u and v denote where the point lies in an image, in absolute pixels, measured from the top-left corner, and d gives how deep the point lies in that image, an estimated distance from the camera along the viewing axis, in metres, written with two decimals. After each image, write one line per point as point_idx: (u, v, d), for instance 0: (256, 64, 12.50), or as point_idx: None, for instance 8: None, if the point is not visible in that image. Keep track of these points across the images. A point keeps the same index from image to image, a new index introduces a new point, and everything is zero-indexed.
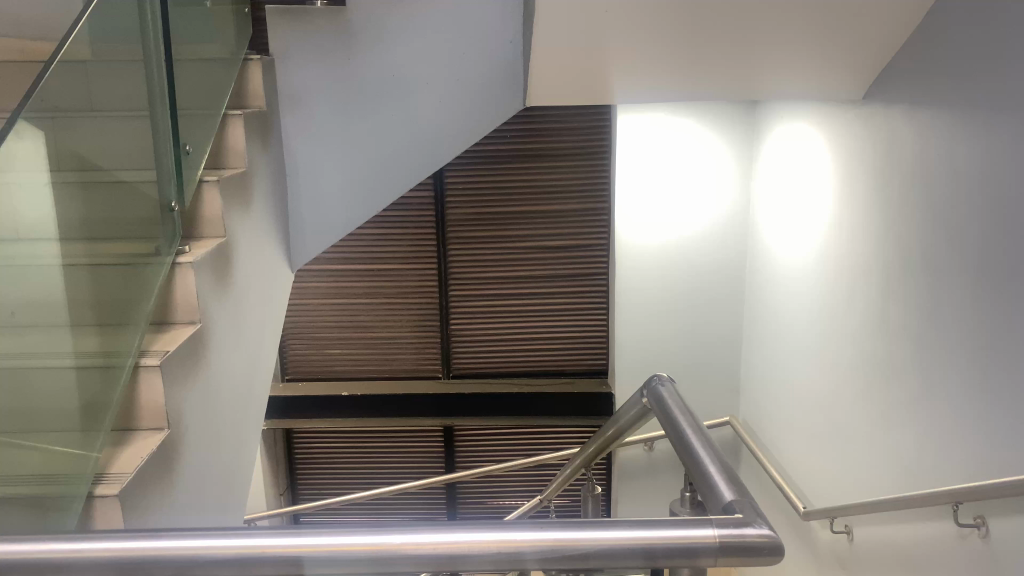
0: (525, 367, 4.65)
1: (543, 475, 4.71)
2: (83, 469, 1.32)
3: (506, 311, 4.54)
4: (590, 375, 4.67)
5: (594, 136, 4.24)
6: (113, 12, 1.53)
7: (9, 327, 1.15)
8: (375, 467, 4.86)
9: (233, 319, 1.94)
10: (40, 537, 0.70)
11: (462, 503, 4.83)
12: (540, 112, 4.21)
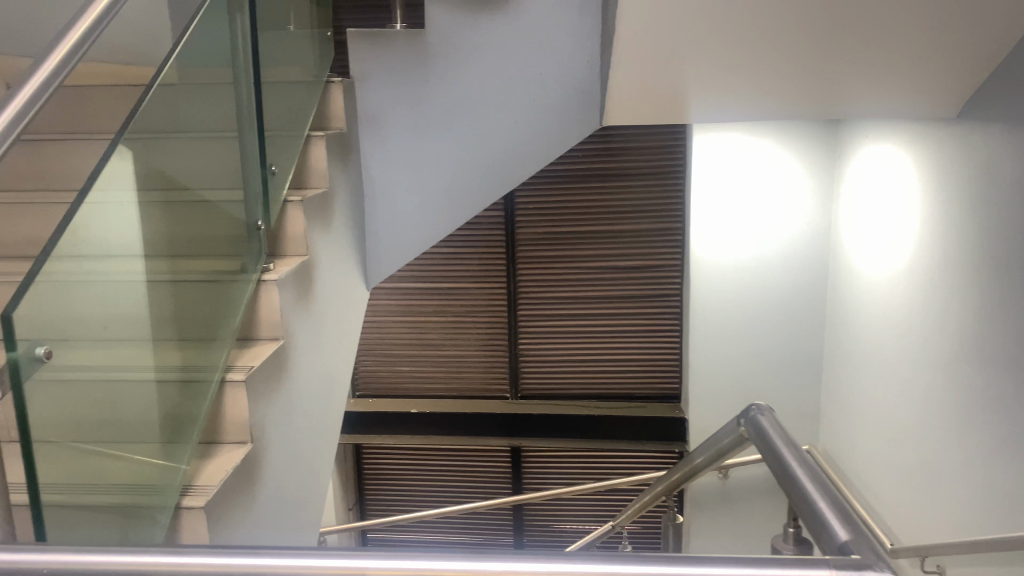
0: (593, 388, 4.61)
1: (611, 500, 4.64)
2: (169, 482, 1.36)
3: (574, 332, 4.51)
4: (660, 398, 4.59)
5: (669, 156, 4.19)
6: (207, 39, 1.58)
7: (100, 339, 1.19)
8: (441, 486, 4.87)
9: (314, 336, 1.97)
10: (146, 550, 0.71)
11: (528, 525, 4.81)
12: (615, 131, 4.19)
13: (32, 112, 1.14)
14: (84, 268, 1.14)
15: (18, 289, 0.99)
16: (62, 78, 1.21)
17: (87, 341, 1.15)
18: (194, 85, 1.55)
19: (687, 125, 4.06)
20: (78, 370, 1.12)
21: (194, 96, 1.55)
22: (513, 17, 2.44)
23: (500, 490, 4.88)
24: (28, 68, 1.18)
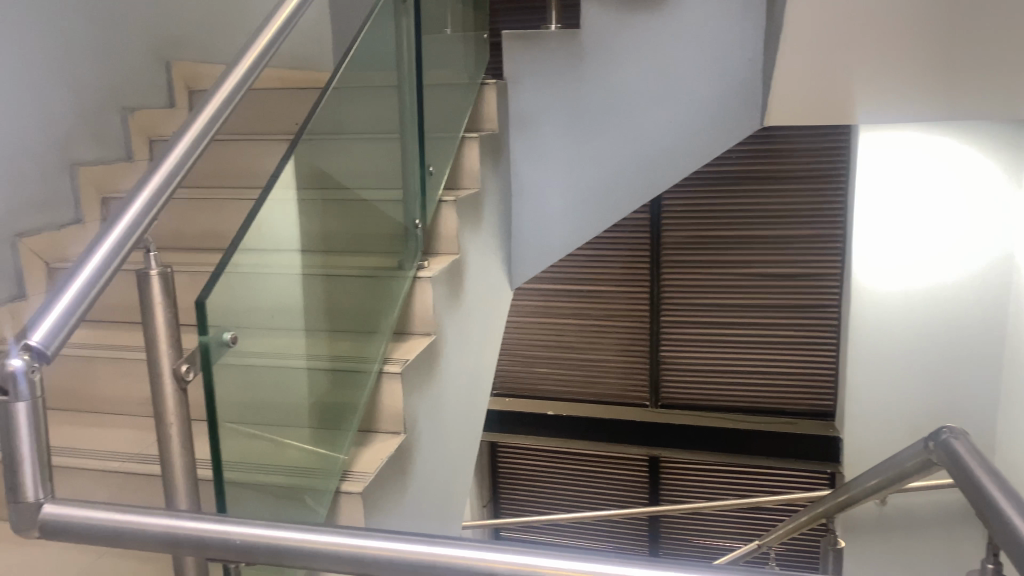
0: (736, 401, 4.46)
1: (752, 519, 4.47)
2: (331, 467, 1.44)
3: (718, 340, 4.38)
4: (812, 416, 4.37)
5: (831, 160, 3.99)
6: (375, 43, 1.65)
7: (269, 328, 1.25)
8: (575, 491, 4.87)
9: (464, 332, 2.02)
10: (347, 533, 0.80)
11: (663, 537, 4.72)
12: (777, 132, 4.05)
13: (230, 106, 1.23)
14: (260, 259, 1.21)
15: (211, 275, 1.08)
16: (253, 77, 1.30)
17: (259, 330, 1.22)
18: (360, 86, 1.62)
19: (852, 126, 3.85)
20: (253, 358, 1.19)
21: (359, 98, 1.62)
22: (670, 16, 2.39)
23: (635, 499, 4.81)
24: (224, 69, 1.28)
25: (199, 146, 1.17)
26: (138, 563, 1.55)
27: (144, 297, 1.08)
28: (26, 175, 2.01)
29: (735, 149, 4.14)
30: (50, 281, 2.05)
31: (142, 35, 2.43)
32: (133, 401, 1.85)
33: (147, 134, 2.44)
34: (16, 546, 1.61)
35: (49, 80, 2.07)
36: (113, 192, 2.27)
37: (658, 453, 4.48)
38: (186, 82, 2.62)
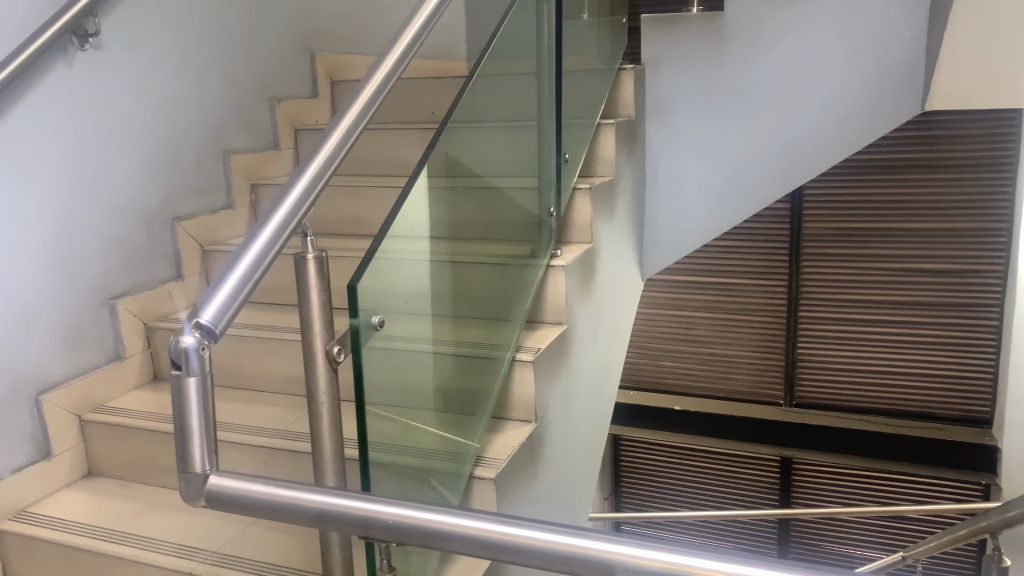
0: (879, 404, 4.26)
1: (893, 528, 4.24)
2: (465, 453, 1.46)
3: (861, 340, 4.19)
4: (965, 423, 4.09)
5: (994, 146, 3.74)
6: (518, 31, 1.65)
7: (406, 313, 1.27)
8: (700, 488, 4.80)
9: (594, 324, 1.99)
10: (498, 519, 0.79)
11: (794, 541, 4.57)
12: (941, 117, 3.80)
13: (381, 97, 1.27)
14: (404, 246, 1.24)
15: (361, 262, 1.11)
16: (404, 65, 1.32)
17: (399, 315, 1.24)
18: (499, 75, 1.62)
19: None
20: (392, 342, 1.22)
21: (500, 86, 1.63)
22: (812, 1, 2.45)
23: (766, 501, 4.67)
24: (376, 60, 1.31)
25: (352, 135, 1.21)
26: (280, 535, 1.62)
27: (300, 280, 1.15)
28: (185, 162, 2.15)
29: (890, 136, 3.92)
30: (205, 262, 2.20)
31: (289, 28, 2.54)
32: (277, 379, 1.95)
33: (293, 124, 2.54)
34: (174, 512, 1.72)
35: (206, 73, 2.20)
36: (262, 179, 2.39)
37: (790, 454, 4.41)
38: (330, 72, 2.71)
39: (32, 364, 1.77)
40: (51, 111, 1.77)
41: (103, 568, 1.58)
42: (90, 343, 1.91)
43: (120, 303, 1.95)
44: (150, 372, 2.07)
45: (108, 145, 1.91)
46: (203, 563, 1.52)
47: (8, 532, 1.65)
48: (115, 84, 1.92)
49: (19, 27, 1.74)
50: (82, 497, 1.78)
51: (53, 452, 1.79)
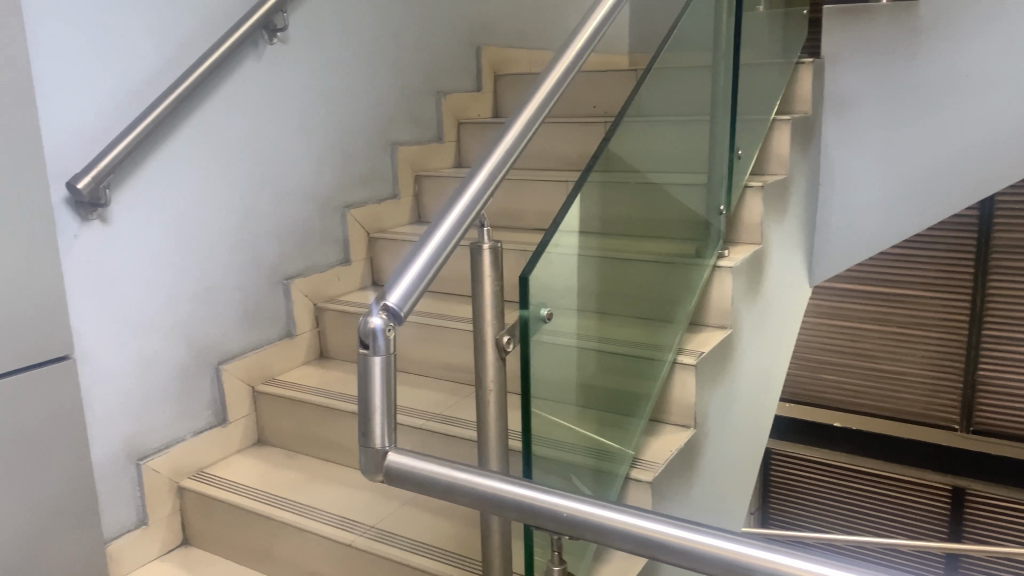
0: None
1: None
2: (622, 454, 1.44)
3: None
4: None
5: None
6: (694, 24, 1.61)
7: (572, 310, 1.25)
8: (858, 511, 4.74)
9: (758, 329, 1.90)
10: (679, 523, 0.75)
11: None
12: None
13: (560, 88, 1.26)
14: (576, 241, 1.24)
15: (534, 253, 1.11)
16: (584, 58, 1.31)
17: (564, 310, 1.22)
18: (676, 68, 1.58)
19: None
20: (557, 336, 1.20)
21: (676, 79, 1.58)
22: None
23: (929, 536, 4.46)
24: (556, 53, 1.30)
25: (531, 127, 1.21)
26: (434, 516, 1.65)
27: (475, 269, 1.16)
28: (359, 152, 2.25)
29: None
30: (371, 248, 2.29)
31: (459, 23, 2.59)
32: (435, 364, 1.99)
33: (456, 117, 2.58)
34: (335, 486, 1.79)
35: (379, 66, 2.28)
36: (425, 170, 2.45)
37: (965, 483, 4.31)
38: (495, 66, 2.74)
39: (215, 335, 1.90)
40: (241, 101, 1.88)
41: (272, 531, 1.67)
42: (266, 318, 2.03)
43: (293, 283, 2.07)
44: (317, 349, 2.18)
45: (289, 133, 2.02)
46: (361, 536, 1.58)
47: (187, 490, 1.81)
48: (297, 75, 2.02)
49: (217, 23, 1.87)
50: (251, 463, 1.91)
51: (229, 420, 1.94)
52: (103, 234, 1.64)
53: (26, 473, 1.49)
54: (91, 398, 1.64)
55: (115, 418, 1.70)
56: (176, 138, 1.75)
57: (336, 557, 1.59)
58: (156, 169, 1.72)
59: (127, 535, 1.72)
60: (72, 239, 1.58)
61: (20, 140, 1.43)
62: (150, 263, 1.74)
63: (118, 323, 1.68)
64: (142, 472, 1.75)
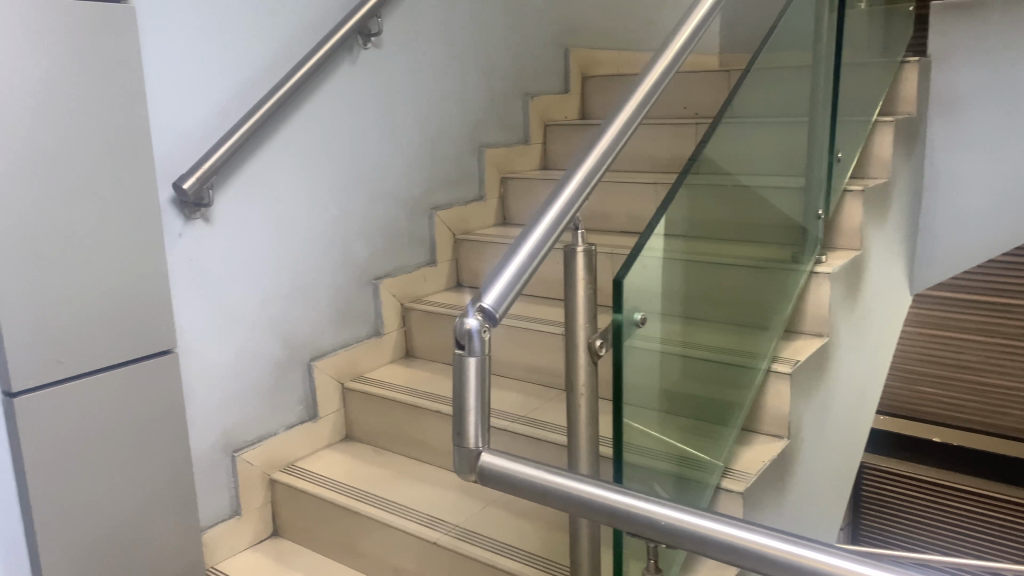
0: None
1: None
2: (712, 463, 1.41)
3: None
4: None
5: None
6: (794, 23, 1.56)
7: (668, 315, 1.23)
8: (953, 528, 4.83)
9: (857, 338, 1.83)
10: (782, 535, 0.72)
11: None
12: None
13: (658, 89, 1.24)
14: (674, 244, 1.21)
15: (629, 256, 1.08)
16: (682, 60, 1.29)
17: (660, 315, 1.20)
18: (778, 68, 1.54)
19: None
20: (652, 342, 1.18)
21: (777, 79, 1.54)
22: None
23: None
24: (653, 55, 1.29)
25: (628, 129, 1.20)
26: (518, 518, 1.66)
27: (569, 272, 1.15)
28: (447, 154, 2.27)
29: None
30: (456, 250, 2.31)
31: (547, 24, 2.59)
32: (519, 366, 1.99)
33: (543, 119, 2.58)
34: (421, 483, 1.81)
35: (468, 69, 2.30)
36: (511, 172, 2.46)
37: None
38: (582, 67, 2.73)
39: (307, 333, 1.95)
40: (335, 104, 1.93)
41: (358, 526, 1.71)
42: (355, 317, 2.07)
43: (382, 283, 2.10)
44: (404, 348, 2.22)
45: (380, 136, 2.06)
46: (446, 534, 1.59)
47: (278, 483, 1.86)
48: (389, 79, 2.06)
49: (313, 29, 1.91)
50: (338, 458, 1.95)
51: (319, 416, 1.99)
52: (203, 233, 1.70)
53: (129, 460, 1.57)
54: (191, 390, 1.71)
55: (213, 411, 1.76)
56: (275, 140, 1.80)
57: (421, 554, 1.61)
58: (255, 170, 1.78)
59: (222, 524, 1.79)
60: (177, 237, 1.65)
61: (129, 144, 1.50)
62: (248, 261, 1.80)
63: (218, 318, 1.75)
64: (237, 464, 1.81)
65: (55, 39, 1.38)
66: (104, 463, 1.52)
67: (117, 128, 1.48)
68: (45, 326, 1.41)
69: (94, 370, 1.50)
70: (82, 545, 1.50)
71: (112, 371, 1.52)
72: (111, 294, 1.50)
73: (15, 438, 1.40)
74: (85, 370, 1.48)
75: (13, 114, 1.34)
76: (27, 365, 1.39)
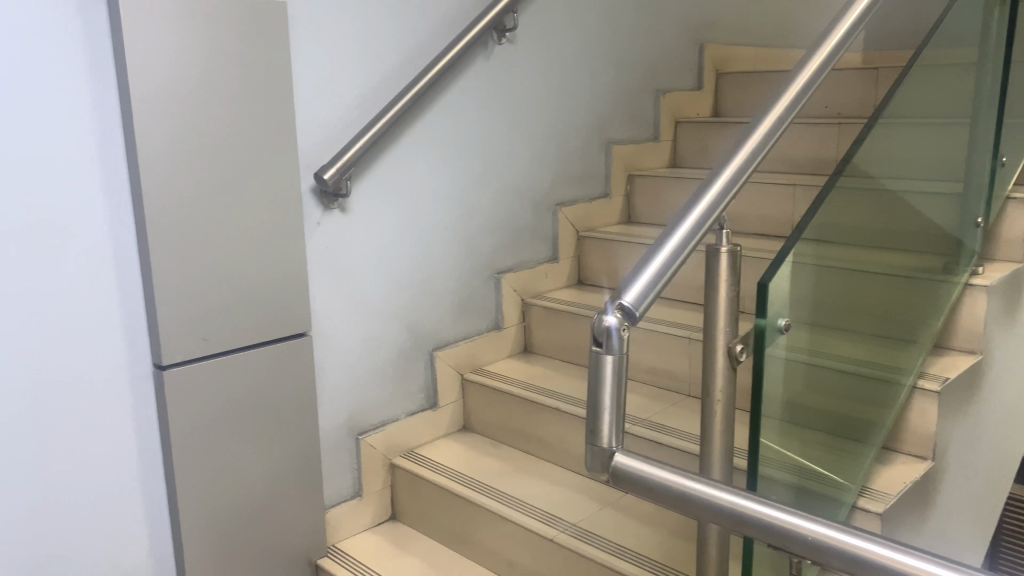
0: None
1: None
2: (849, 480, 1.34)
3: None
4: None
5: None
6: (960, 17, 1.47)
7: (812, 321, 1.18)
8: None
9: (1013, 357, 1.70)
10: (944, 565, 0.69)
11: None
12: None
13: (813, 86, 1.19)
14: (823, 249, 1.16)
15: (776, 258, 1.04)
16: (839, 56, 1.23)
17: (804, 322, 1.15)
18: (942, 65, 1.45)
19: None
20: (795, 350, 1.14)
21: (940, 77, 1.45)
22: None
23: None
24: (807, 52, 1.23)
25: (778, 128, 1.15)
26: (636, 522, 1.63)
27: (710, 272, 1.13)
28: (575, 150, 2.26)
29: None
30: (579, 247, 2.30)
31: (683, 20, 2.53)
32: (640, 368, 1.96)
33: (674, 116, 2.53)
34: (536, 479, 1.81)
35: (600, 65, 2.28)
36: (639, 170, 2.43)
37: None
38: (717, 64, 2.65)
39: (432, 324, 1.99)
40: (468, 98, 1.95)
41: (474, 516, 1.73)
42: (478, 310, 2.10)
43: (504, 278, 2.12)
44: (523, 343, 2.22)
45: (510, 131, 2.07)
46: (563, 532, 1.59)
47: (398, 468, 1.91)
48: (521, 74, 2.07)
49: (452, 24, 1.95)
50: (457, 448, 1.98)
51: (438, 404, 2.03)
52: (340, 222, 1.76)
53: (262, 436, 1.64)
54: (323, 372, 1.78)
55: (341, 394, 1.82)
56: (410, 133, 1.85)
57: (536, 550, 1.61)
58: (391, 163, 1.83)
59: (345, 504, 1.86)
60: (315, 225, 1.72)
61: (275, 135, 1.57)
62: (380, 251, 1.85)
63: (350, 305, 1.81)
64: (360, 447, 1.87)
65: (214, 34, 1.46)
66: (240, 438, 1.60)
67: (266, 120, 1.56)
68: (195, 305, 1.49)
69: (236, 349, 1.58)
70: (218, 513, 1.59)
71: (251, 350, 1.60)
72: (254, 278, 1.58)
73: (162, 408, 1.50)
74: (229, 348, 1.56)
75: (176, 105, 1.42)
76: (178, 341, 1.48)
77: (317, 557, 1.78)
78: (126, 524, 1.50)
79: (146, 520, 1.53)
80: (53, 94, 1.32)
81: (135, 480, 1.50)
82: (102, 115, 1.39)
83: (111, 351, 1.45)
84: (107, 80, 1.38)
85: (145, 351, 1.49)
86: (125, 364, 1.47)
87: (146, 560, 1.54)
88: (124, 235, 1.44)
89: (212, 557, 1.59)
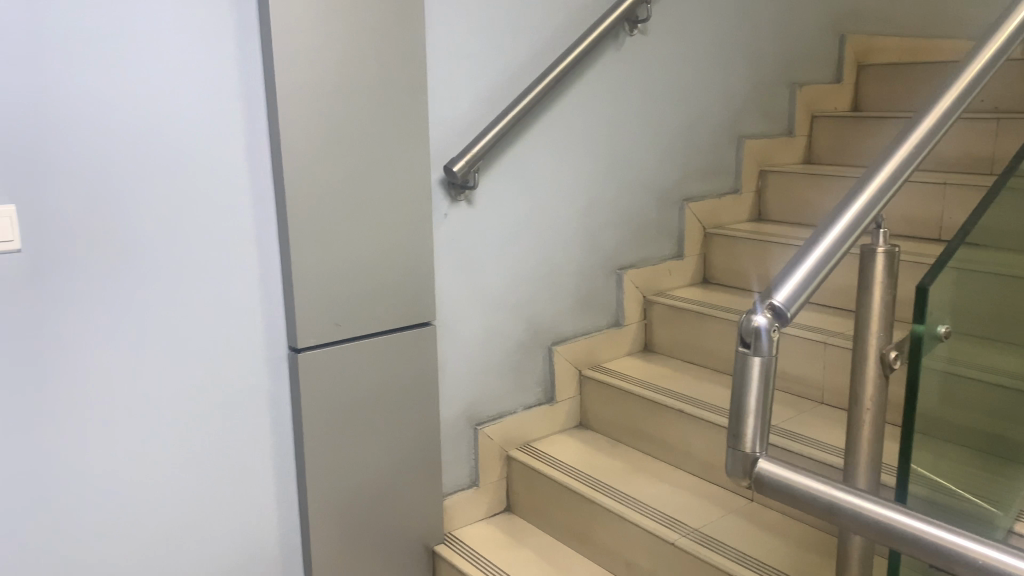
0: None
1: None
2: (1001, 502, 1.26)
3: None
4: None
5: None
6: None
7: (971, 330, 1.11)
8: None
9: None
10: None
11: None
12: None
13: (985, 77, 1.11)
14: (984, 255, 1.09)
15: (938, 263, 0.98)
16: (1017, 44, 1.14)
17: (964, 331, 1.08)
18: None
19: None
20: (952, 361, 1.07)
21: None
22: None
23: None
24: (977, 42, 1.14)
25: (945, 122, 1.07)
26: (763, 531, 1.57)
27: (864, 273, 1.07)
28: (704, 144, 2.20)
29: None
30: (705, 245, 2.25)
31: (824, 10, 2.42)
32: None
33: (811, 110, 2.43)
34: (656, 480, 1.78)
35: (734, 57, 2.21)
36: (771, 166, 2.34)
37: None
38: (858, 55, 2.53)
39: (552, 318, 1.99)
40: (597, 91, 1.93)
41: (592, 515, 1.71)
42: (599, 306, 2.08)
43: (626, 274, 2.09)
44: (643, 341, 2.19)
45: (638, 124, 2.04)
46: (685, 537, 1.55)
47: (515, 461, 1.92)
48: (652, 66, 2.03)
49: (584, 16, 1.93)
50: (574, 444, 1.97)
51: (557, 399, 2.02)
52: (467, 214, 1.77)
53: (387, 422, 1.68)
54: (444, 362, 1.80)
55: (462, 384, 1.85)
56: (537, 127, 1.84)
57: (656, 553, 1.58)
58: (517, 157, 1.83)
59: (462, 492, 1.88)
60: (442, 217, 1.74)
61: (410, 127, 1.60)
62: (505, 244, 1.86)
63: (472, 298, 1.82)
64: (478, 437, 1.88)
65: (356, 27, 1.50)
66: (367, 422, 1.65)
67: (402, 112, 1.59)
68: (328, 290, 1.54)
69: (366, 335, 1.62)
70: (343, 493, 1.64)
71: (380, 337, 1.64)
72: (385, 267, 1.61)
73: (295, 389, 1.55)
74: (360, 334, 1.60)
75: (319, 97, 1.47)
76: (312, 326, 1.53)
77: (434, 543, 1.81)
78: (258, 498, 1.57)
79: (276, 495, 1.59)
80: (205, 84, 1.39)
81: (268, 456, 1.57)
82: (249, 106, 1.45)
83: (250, 333, 1.51)
84: (253, 72, 1.44)
85: (282, 334, 1.55)
86: (263, 345, 1.53)
87: (275, 533, 1.60)
88: (266, 221, 1.50)
89: (336, 535, 1.64)
